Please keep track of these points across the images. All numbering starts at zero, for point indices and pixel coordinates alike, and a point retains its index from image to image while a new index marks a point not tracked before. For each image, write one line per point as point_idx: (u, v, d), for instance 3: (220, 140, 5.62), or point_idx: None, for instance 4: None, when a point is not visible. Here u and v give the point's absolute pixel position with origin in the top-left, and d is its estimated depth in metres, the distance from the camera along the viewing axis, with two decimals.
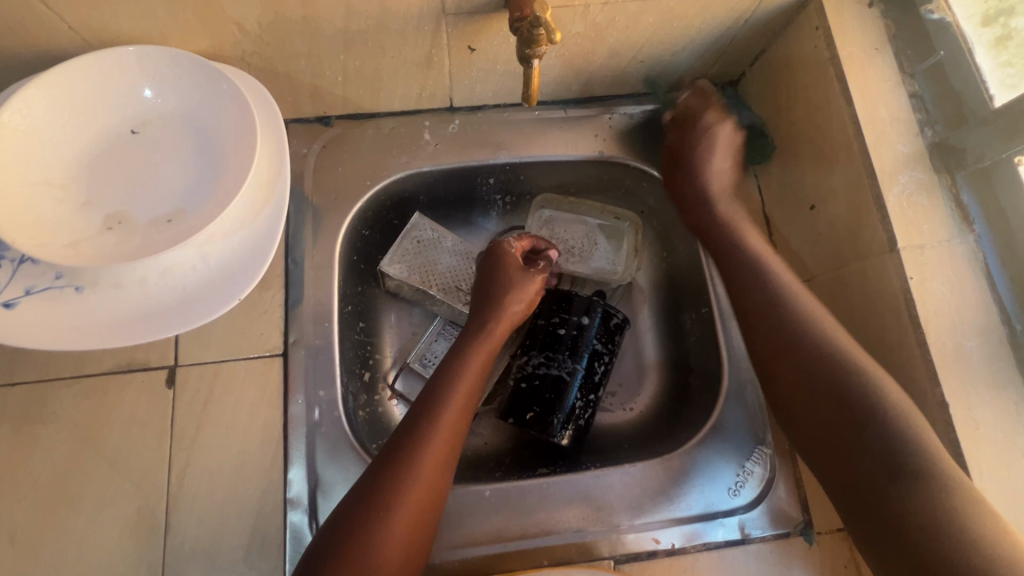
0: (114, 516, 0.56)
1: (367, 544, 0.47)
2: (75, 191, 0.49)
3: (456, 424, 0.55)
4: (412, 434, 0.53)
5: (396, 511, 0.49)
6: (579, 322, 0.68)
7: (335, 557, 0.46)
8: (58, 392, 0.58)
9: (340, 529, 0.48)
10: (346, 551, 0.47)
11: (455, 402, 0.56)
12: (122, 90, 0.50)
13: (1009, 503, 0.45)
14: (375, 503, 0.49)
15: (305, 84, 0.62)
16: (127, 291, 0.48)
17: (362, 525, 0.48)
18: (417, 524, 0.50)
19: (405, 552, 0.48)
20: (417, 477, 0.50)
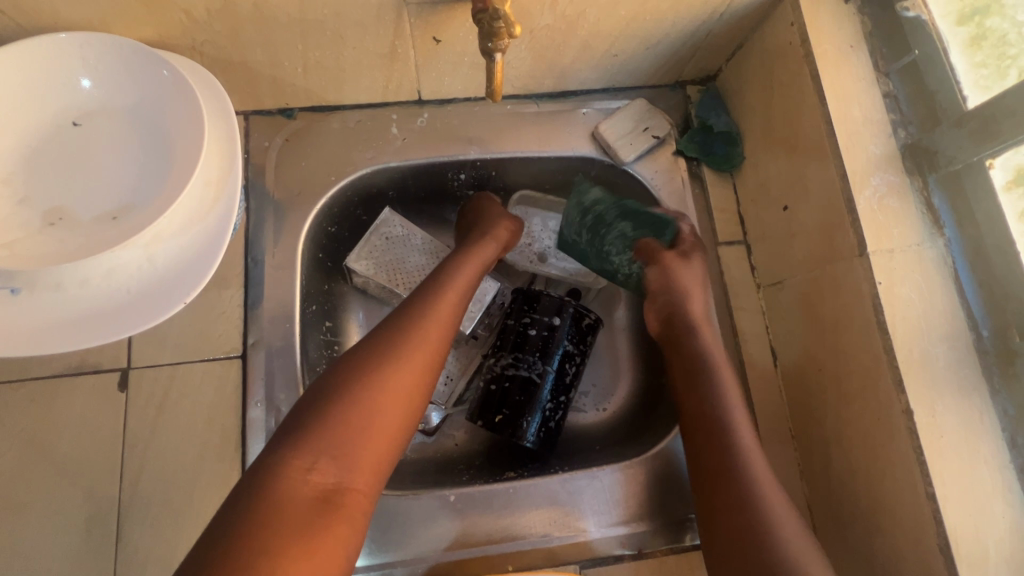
0: (61, 525, 0.54)
1: (372, 391, 0.47)
2: (11, 189, 0.46)
3: (460, 302, 0.57)
4: (420, 303, 0.54)
5: (403, 360, 0.49)
6: (550, 322, 0.67)
7: (338, 399, 0.46)
8: (3, 396, 0.56)
9: (342, 377, 0.47)
10: (349, 396, 0.46)
11: (460, 282, 0.58)
12: (62, 81, 0.47)
13: (970, 512, 0.45)
14: (382, 354, 0.49)
15: (264, 75, 0.59)
16: (66, 294, 0.46)
17: (367, 371, 0.47)
18: (420, 386, 0.50)
19: (407, 408, 0.48)
20: (425, 336, 0.51)
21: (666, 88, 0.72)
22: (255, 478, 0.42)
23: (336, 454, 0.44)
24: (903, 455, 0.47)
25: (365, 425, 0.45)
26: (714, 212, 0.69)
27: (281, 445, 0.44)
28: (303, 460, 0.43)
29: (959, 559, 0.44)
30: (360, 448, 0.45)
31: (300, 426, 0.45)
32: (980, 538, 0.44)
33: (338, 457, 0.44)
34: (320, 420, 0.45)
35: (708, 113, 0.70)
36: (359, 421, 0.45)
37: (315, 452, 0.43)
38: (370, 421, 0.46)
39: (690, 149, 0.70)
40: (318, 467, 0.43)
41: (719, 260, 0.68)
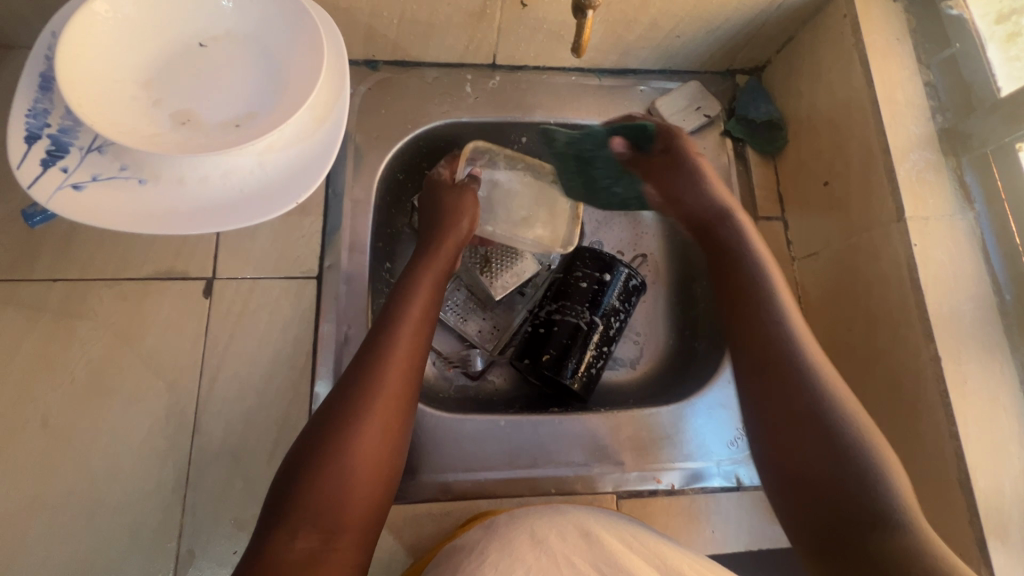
0: (144, 411, 0.58)
1: (337, 449, 0.46)
2: (146, 92, 0.51)
3: (415, 327, 0.55)
4: (374, 342, 0.53)
5: (365, 408, 0.48)
6: (601, 277, 0.72)
7: (309, 464, 0.46)
8: (99, 291, 0.60)
9: (309, 441, 0.47)
10: (315, 457, 0.46)
11: (415, 309, 0.56)
12: (197, 4, 0.53)
13: (989, 451, 0.50)
14: (347, 405, 0.48)
15: (362, 23, 0.65)
16: (186, 188, 0.51)
17: (331, 432, 0.47)
18: (385, 431, 0.49)
19: (378, 456, 0.48)
20: (384, 378, 0.50)
21: (717, 74, 0.78)
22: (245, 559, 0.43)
23: (317, 519, 0.44)
24: (930, 398, 0.52)
25: (337, 489, 0.45)
26: (755, 188, 0.74)
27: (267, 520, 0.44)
28: (284, 534, 0.43)
29: (977, 491, 0.49)
30: (337, 510, 0.45)
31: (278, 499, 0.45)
32: (996, 473, 0.49)
33: (317, 524, 0.44)
34: (293, 492, 0.45)
35: (747, 108, 0.75)
36: (330, 483, 0.45)
37: (293, 526, 0.43)
38: (341, 481, 0.45)
39: (736, 130, 0.75)
40: (299, 535, 0.43)
41: (757, 231, 0.73)
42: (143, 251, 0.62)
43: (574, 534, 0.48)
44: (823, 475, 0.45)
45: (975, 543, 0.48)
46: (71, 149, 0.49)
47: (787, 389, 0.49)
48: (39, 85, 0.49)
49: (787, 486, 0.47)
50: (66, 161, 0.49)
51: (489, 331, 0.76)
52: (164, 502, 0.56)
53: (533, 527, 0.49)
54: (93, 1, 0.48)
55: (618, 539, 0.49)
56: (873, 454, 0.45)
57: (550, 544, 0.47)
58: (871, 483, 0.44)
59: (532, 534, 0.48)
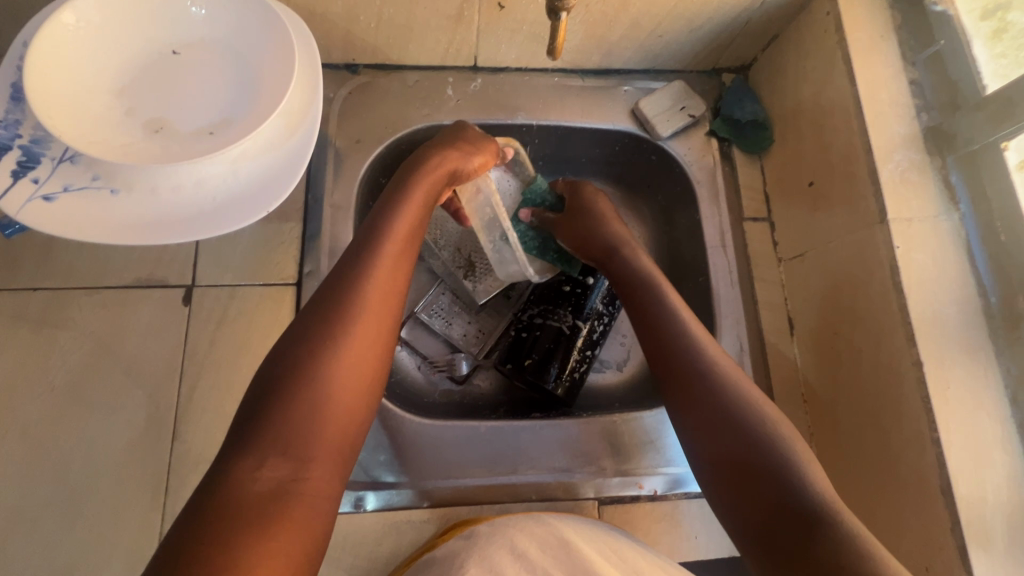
0: (124, 420, 0.58)
1: (314, 372, 0.43)
2: (117, 101, 0.51)
3: (398, 247, 0.52)
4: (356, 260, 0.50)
5: (341, 328, 0.46)
6: (584, 282, 0.73)
7: (281, 386, 0.43)
8: (78, 300, 0.60)
9: (281, 365, 0.44)
10: (289, 377, 0.43)
11: (398, 229, 0.53)
12: (169, 11, 0.53)
13: (971, 458, 0.49)
14: (322, 324, 0.46)
15: (339, 28, 0.64)
16: (158, 197, 0.51)
17: (307, 353, 0.44)
18: (363, 353, 0.46)
19: (354, 377, 0.45)
20: (363, 301, 0.47)
21: (703, 74, 0.77)
22: (203, 487, 0.39)
23: (288, 443, 0.41)
24: (913, 404, 0.51)
25: (311, 410, 0.42)
26: (741, 189, 0.73)
27: (231, 445, 0.41)
28: (250, 462, 0.39)
29: (959, 498, 0.48)
30: (311, 435, 0.42)
31: (247, 422, 0.41)
32: (979, 481, 0.48)
33: (288, 449, 0.41)
34: (263, 418, 0.41)
35: (733, 107, 0.73)
36: (306, 405, 0.42)
37: (262, 452, 0.40)
38: (317, 402, 0.43)
39: (723, 130, 0.74)
40: (268, 464, 0.40)
41: (743, 233, 0.72)
42: (122, 259, 0.62)
43: (553, 545, 0.48)
44: (750, 477, 0.45)
45: (957, 551, 0.48)
46: (42, 160, 0.49)
47: (695, 404, 0.50)
48: (10, 96, 0.49)
49: (720, 488, 0.48)
50: (37, 173, 0.49)
51: (474, 335, 0.75)
52: (144, 509, 0.56)
53: (513, 540, 0.49)
54: (61, 11, 0.47)
55: (597, 549, 0.48)
56: (781, 440, 0.46)
57: (530, 557, 0.47)
58: (790, 484, 0.44)
59: (512, 547, 0.48)
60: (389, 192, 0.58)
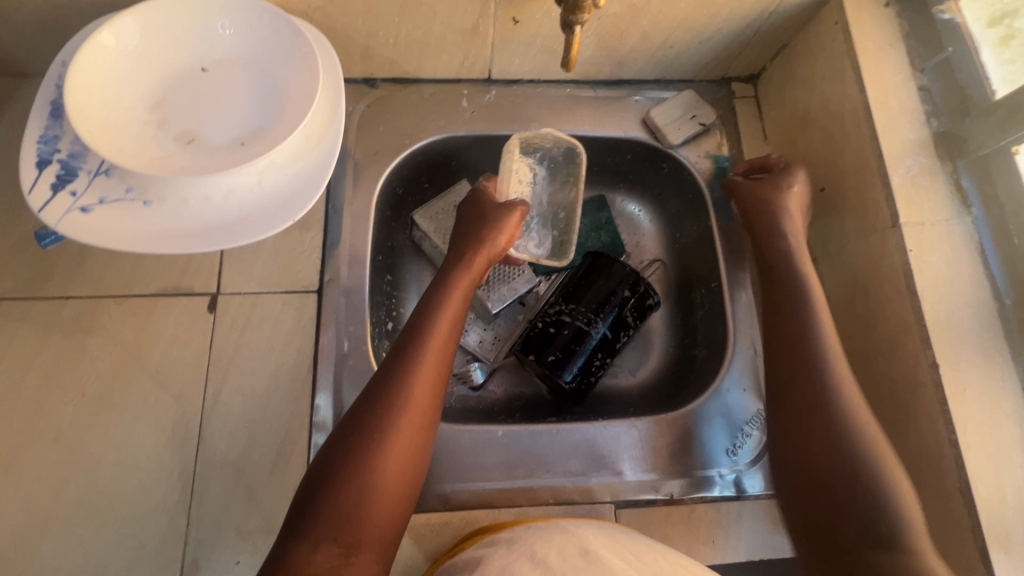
0: (152, 424, 0.59)
1: (362, 466, 0.47)
2: (148, 117, 0.53)
3: (429, 388, 0.52)
4: (389, 372, 0.52)
5: (376, 448, 0.48)
6: (622, 294, 0.72)
7: (330, 478, 0.46)
8: (108, 308, 0.62)
9: (331, 458, 0.47)
10: (340, 463, 0.47)
11: (430, 355, 0.54)
12: (198, 30, 0.55)
13: (989, 459, 0.49)
14: (364, 430, 0.48)
15: (359, 44, 0.67)
16: (189, 208, 0.53)
17: (351, 454, 0.47)
18: (399, 474, 0.48)
19: (391, 502, 0.47)
20: (403, 411, 0.50)
21: (713, 83, 0.78)
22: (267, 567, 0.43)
23: (337, 531, 0.44)
24: (929, 404, 0.52)
25: (357, 504, 0.46)
26: None
27: (286, 535, 0.44)
28: (305, 547, 0.43)
29: (979, 500, 0.48)
30: (357, 524, 0.45)
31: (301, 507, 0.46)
32: (999, 483, 0.48)
33: (341, 536, 0.44)
34: (317, 505, 0.45)
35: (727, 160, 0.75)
36: (352, 497, 0.46)
37: (315, 535, 0.44)
38: (360, 499, 0.46)
39: (729, 138, 0.76)
40: (321, 548, 0.43)
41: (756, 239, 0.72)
42: (150, 269, 0.64)
43: (573, 553, 0.48)
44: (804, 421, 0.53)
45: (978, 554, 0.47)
46: (80, 173, 0.51)
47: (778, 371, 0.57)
48: (50, 113, 0.52)
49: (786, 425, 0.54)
50: (74, 186, 0.51)
51: (490, 342, 0.77)
52: (170, 512, 0.57)
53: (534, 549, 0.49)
54: (99, 33, 0.50)
55: (618, 557, 0.48)
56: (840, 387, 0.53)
57: (549, 562, 0.47)
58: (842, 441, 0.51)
59: (532, 555, 0.48)
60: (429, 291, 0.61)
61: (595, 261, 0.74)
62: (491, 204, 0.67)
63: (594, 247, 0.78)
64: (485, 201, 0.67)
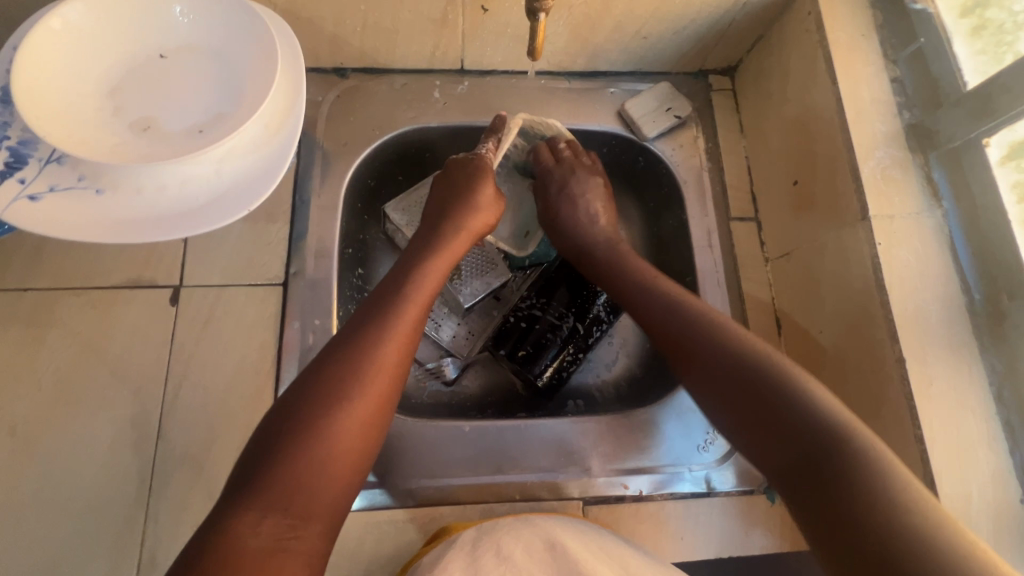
0: (110, 418, 0.58)
1: (319, 433, 0.44)
2: (102, 104, 0.52)
3: (394, 361, 0.50)
4: (355, 342, 0.50)
5: (334, 417, 0.45)
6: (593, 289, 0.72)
7: (283, 443, 0.43)
8: (67, 300, 0.61)
9: (284, 423, 0.45)
10: (295, 429, 0.44)
11: (399, 326, 0.52)
12: (155, 16, 0.54)
13: (954, 454, 0.48)
14: (322, 395, 0.46)
15: (326, 32, 0.65)
16: (143, 197, 0.51)
17: (308, 418, 0.45)
18: (357, 445, 0.46)
19: (346, 474, 0.45)
20: (367, 379, 0.48)
21: (689, 75, 0.77)
22: (198, 539, 0.39)
23: (288, 501, 0.42)
24: (895, 400, 0.51)
25: (310, 474, 0.43)
26: (728, 189, 0.73)
27: (226, 504, 0.41)
28: (251, 515, 0.40)
29: (943, 496, 0.47)
30: (309, 495, 0.43)
31: (248, 472, 0.43)
32: (963, 479, 0.48)
33: (290, 506, 0.42)
34: (265, 473, 0.42)
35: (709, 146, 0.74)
36: (307, 465, 0.43)
37: (263, 504, 0.41)
38: (313, 472, 0.43)
39: (705, 131, 0.75)
40: (267, 521, 0.40)
41: (730, 233, 0.71)
42: (111, 261, 0.63)
43: (539, 548, 0.49)
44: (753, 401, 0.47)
45: None
46: (30, 160, 0.50)
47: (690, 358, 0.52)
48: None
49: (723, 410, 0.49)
50: (23, 173, 0.49)
51: (463, 337, 0.75)
52: (127, 507, 0.56)
53: (499, 543, 0.49)
54: (48, 17, 0.49)
55: (582, 542, 0.50)
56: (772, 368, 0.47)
57: (514, 558, 0.47)
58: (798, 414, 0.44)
59: (499, 550, 0.48)
60: (399, 265, 0.59)
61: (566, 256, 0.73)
62: (472, 180, 0.65)
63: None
64: (467, 176, 0.65)
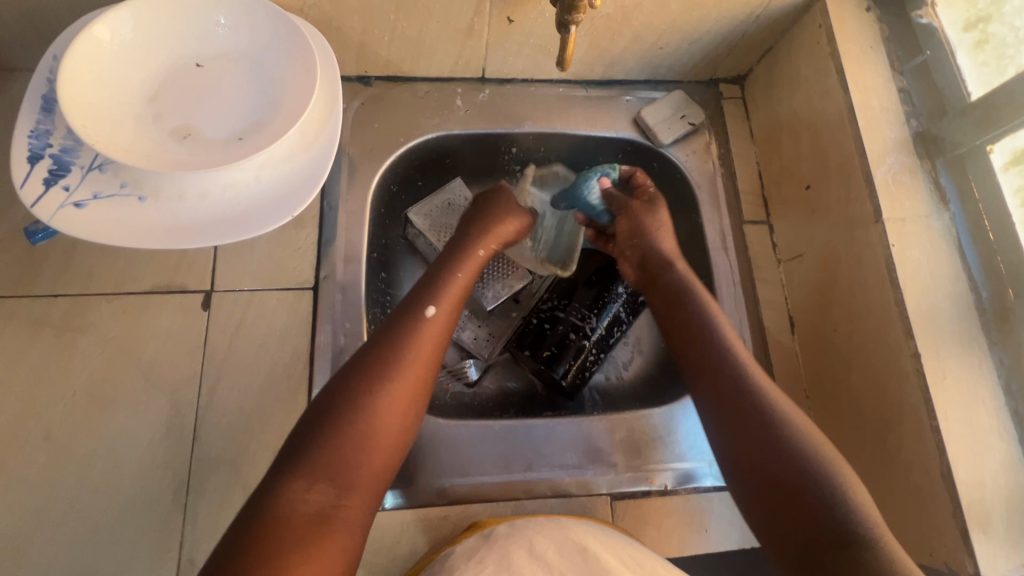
0: (145, 422, 0.59)
1: (363, 409, 0.47)
2: (143, 112, 0.53)
3: (432, 350, 0.52)
4: (397, 330, 0.52)
5: (377, 401, 0.48)
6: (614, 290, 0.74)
7: (330, 419, 0.46)
8: (100, 305, 0.62)
9: (331, 401, 0.47)
10: (343, 407, 0.47)
11: (437, 314, 0.55)
12: (193, 25, 0.55)
13: (969, 444, 0.51)
14: (367, 376, 0.49)
15: (354, 41, 0.67)
16: (185, 203, 0.52)
17: (353, 396, 0.47)
18: (397, 423, 0.48)
19: (387, 451, 0.48)
20: (407, 362, 0.50)
21: (701, 84, 0.80)
22: (254, 502, 0.42)
23: (333, 473, 0.44)
24: (912, 394, 0.54)
25: (354, 447, 0.46)
26: (740, 194, 0.76)
27: (278, 472, 0.44)
28: (300, 483, 0.43)
29: (960, 483, 0.50)
30: (352, 471, 0.45)
31: (298, 444, 0.45)
32: (978, 467, 0.51)
33: (334, 477, 0.44)
34: (313, 445, 0.45)
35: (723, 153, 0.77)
36: (352, 439, 0.46)
37: (311, 473, 0.43)
38: (357, 447, 0.46)
39: (717, 137, 0.78)
40: (314, 489, 0.43)
41: (743, 235, 0.74)
42: (142, 266, 0.63)
43: (572, 549, 0.50)
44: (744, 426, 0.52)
45: (960, 535, 0.50)
46: (73, 168, 0.50)
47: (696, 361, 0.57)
48: (42, 107, 0.51)
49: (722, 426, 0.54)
50: (67, 181, 0.50)
51: (484, 339, 0.76)
52: (164, 511, 0.56)
53: (532, 542, 0.51)
54: (93, 26, 0.50)
55: (612, 552, 0.50)
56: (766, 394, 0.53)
57: (548, 558, 0.49)
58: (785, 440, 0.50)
59: (531, 548, 0.50)
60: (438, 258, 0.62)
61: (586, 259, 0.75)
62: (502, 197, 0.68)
63: (586, 244, 0.79)
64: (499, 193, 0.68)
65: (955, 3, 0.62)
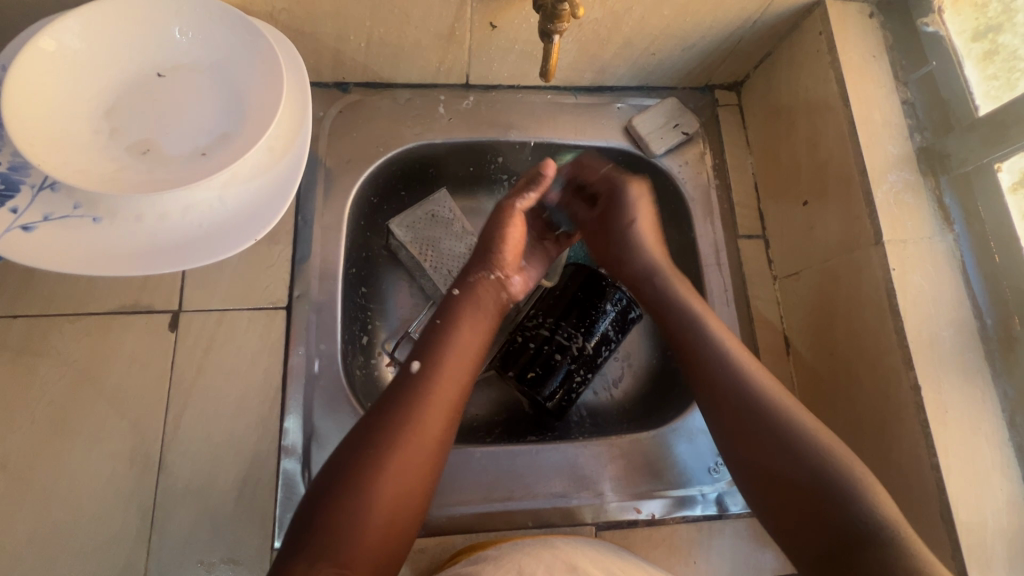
0: (108, 451, 0.56)
1: (369, 478, 0.46)
2: (98, 127, 0.50)
3: (444, 408, 0.51)
4: (406, 391, 0.51)
5: (385, 466, 0.46)
6: (603, 308, 0.70)
7: (333, 491, 0.45)
8: (61, 327, 0.59)
9: (338, 470, 0.46)
10: (349, 477, 0.46)
11: (446, 368, 0.53)
12: (153, 33, 0.51)
13: (970, 482, 0.49)
14: (373, 442, 0.47)
15: (329, 47, 0.63)
16: (144, 225, 0.49)
17: (358, 465, 0.46)
18: (405, 489, 0.47)
19: (396, 520, 0.46)
20: (414, 424, 0.49)
21: (696, 90, 0.77)
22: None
23: (340, 548, 0.43)
24: (911, 427, 0.51)
25: (360, 519, 0.44)
26: (735, 206, 0.73)
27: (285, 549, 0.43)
28: (305, 560, 0.42)
29: (959, 524, 0.48)
30: (360, 542, 0.44)
31: (304, 517, 0.45)
32: (978, 507, 0.48)
33: (341, 552, 0.43)
34: (317, 519, 0.44)
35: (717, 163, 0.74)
36: (357, 510, 0.44)
37: (316, 551, 0.42)
38: (363, 519, 0.44)
39: (712, 147, 0.75)
40: (319, 566, 0.42)
41: (738, 251, 0.71)
42: (105, 286, 0.60)
43: (560, 568, 0.47)
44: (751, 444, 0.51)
45: None
46: (22, 187, 0.47)
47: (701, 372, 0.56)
48: None
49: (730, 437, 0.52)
50: (16, 202, 0.47)
51: None
52: (128, 545, 0.54)
53: (519, 563, 0.47)
54: (41, 37, 0.46)
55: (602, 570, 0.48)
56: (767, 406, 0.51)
57: None
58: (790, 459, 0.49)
59: (518, 569, 0.47)
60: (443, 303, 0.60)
61: (575, 273, 0.72)
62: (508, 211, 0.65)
63: (574, 257, 0.75)
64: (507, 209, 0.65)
65: (963, 10, 0.59)
